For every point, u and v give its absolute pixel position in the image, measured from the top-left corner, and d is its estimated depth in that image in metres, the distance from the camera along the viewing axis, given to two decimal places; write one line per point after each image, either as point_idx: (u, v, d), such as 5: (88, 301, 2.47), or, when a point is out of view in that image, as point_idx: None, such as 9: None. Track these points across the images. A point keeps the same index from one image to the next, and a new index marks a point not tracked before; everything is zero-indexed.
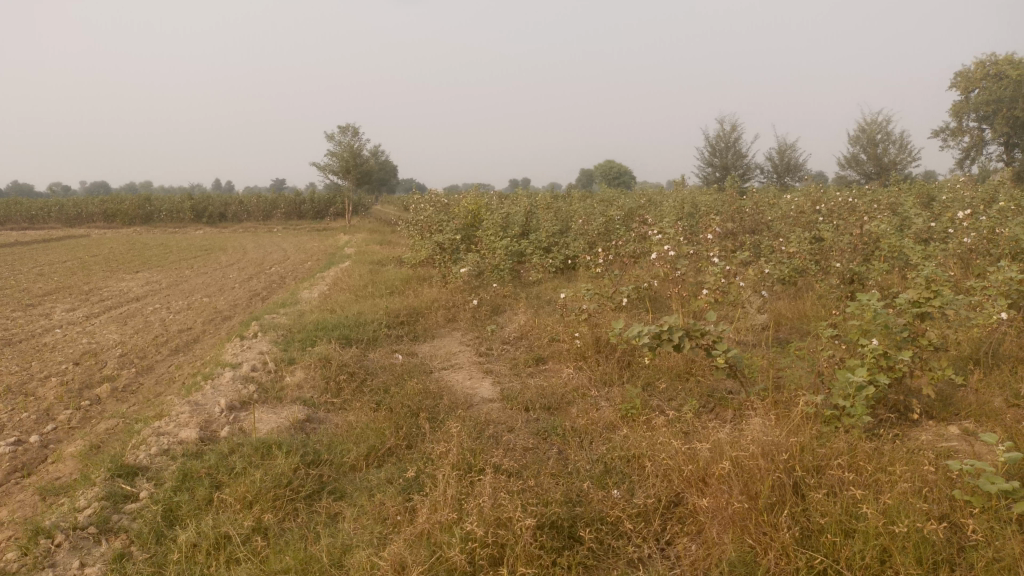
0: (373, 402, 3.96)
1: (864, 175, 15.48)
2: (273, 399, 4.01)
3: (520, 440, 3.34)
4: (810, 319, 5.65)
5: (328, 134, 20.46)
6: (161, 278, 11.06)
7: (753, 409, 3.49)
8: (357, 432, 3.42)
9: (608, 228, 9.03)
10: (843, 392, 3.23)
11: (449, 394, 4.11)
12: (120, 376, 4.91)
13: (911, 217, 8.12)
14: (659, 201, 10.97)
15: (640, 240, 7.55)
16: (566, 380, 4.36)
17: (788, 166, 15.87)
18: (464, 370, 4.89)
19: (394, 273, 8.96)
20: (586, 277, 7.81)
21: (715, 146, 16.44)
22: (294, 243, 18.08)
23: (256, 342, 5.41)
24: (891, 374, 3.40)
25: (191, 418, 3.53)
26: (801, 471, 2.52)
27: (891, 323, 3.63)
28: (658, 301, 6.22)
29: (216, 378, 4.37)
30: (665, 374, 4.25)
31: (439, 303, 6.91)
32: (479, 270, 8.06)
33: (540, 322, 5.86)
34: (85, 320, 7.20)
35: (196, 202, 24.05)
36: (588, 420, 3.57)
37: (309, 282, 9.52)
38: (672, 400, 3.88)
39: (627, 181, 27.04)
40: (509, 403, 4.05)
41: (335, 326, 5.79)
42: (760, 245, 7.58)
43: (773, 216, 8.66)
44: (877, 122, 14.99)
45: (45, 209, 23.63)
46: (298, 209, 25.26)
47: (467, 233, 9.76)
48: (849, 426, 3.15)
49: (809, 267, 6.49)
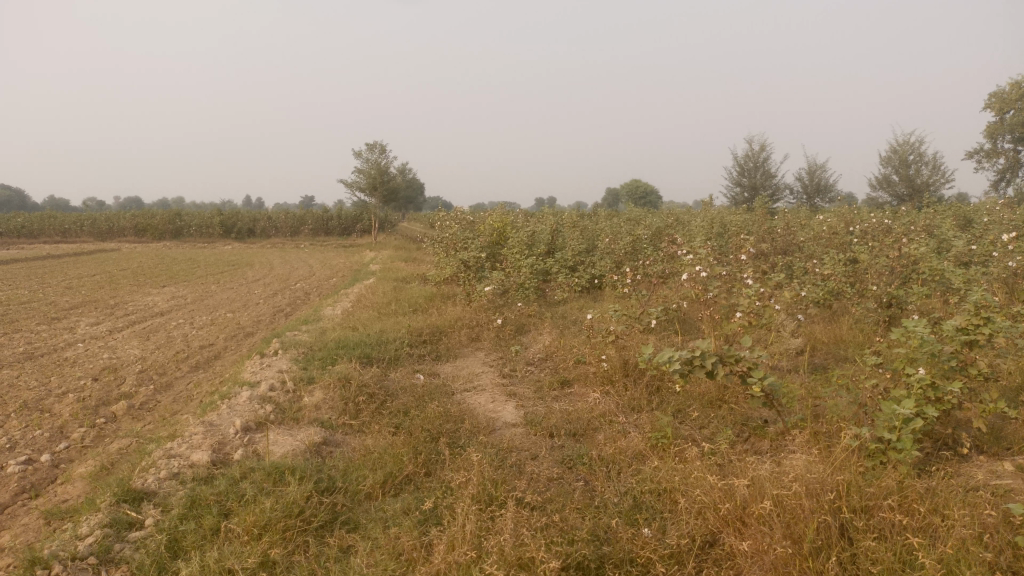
0: (392, 426, 3.82)
1: (896, 196, 15.16)
2: (290, 421, 3.89)
3: (544, 469, 3.18)
4: (847, 345, 5.43)
5: (355, 151, 20.53)
6: (187, 293, 11.05)
7: (792, 442, 3.29)
8: (375, 458, 3.28)
9: (636, 247, 8.87)
10: (887, 424, 3.04)
11: (471, 418, 3.96)
12: (138, 393, 4.82)
13: (949, 239, 7.86)
14: (688, 221, 10.77)
15: (669, 260, 7.37)
16: (593, 405, 4.19)
17: (818, 187, 15.58)
18: (487, 393, 4.74)
19: (418, 291, 8.87)
20: (613, 298, 7.64)
21: (744, 165, 16.24)
22: (320, 259, 18.12)
23: (276, 360, 5.31)
24: (939, 406, 3.20)
25: (204, 439, 3.41)
26: (847, 514, 2.34)
27: (939, 351, 3.43)
28: (687, 323, 6.04)
29: (233, 397, 4.26)
30: (696, 402, 4.07)
31: (463, 321, 6.79)
32: (503, 289, 7.94)
33: (566, 343, 5.70)
34: (107, 335, 7.16)
35: (225, 217, 24.24)
36: (615, 448, 3.40)
37: (333, 298, 9.44)
38: (704, 429, 3.70)
39: (654, 201, 26.82)
40: (533, 428, 3.89)
41: (357, 345, 5.68)
42: (793, 266, 7.37)
43: (805, 236, 8.44)
44: (910, 143, 14.68)
45: (77, 223, 23.99)
46: (325, 226, 25.34)
47: (493, 252, 9.65)
48: (895, 461, 2.95)
49: (845, 289, 6.28)
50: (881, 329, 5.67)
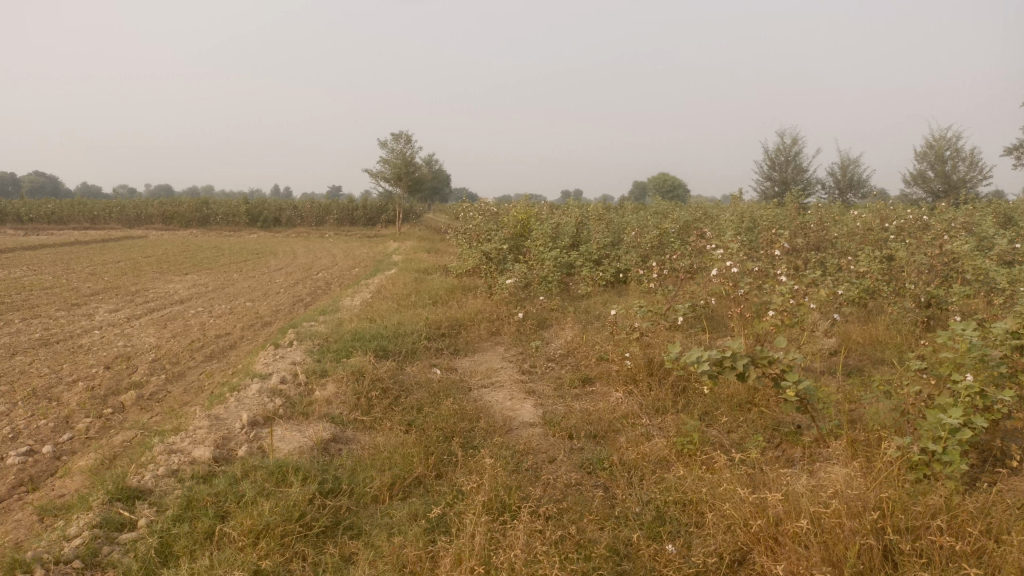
0: (405, 423, 3.67)
1: (931, 192, 14.72)
2: (298, 415, 3.74)
3: (562, 474, 3.01)
4: (883, 347, 5.18)
5: (381, 142, 20.42)
6: (209, 280, 11.01)
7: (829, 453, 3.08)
8: (385, 457, 3.13)
9: (662, 241, 8.63)
10: (932, 435, 2.84)
11: (487, 417, 3.80)
12: (148, 383, 4.71)
13: (991, 237, 7.53)
14: (716, 215, 10.50)
15: (697, 255, 7.13)
16: (615, 405, 4.01)
17: (851, 182, 15.19)
18: (505, 390, 4.58)
19: (439, 282, 8.72)
20: (639, 293, 7.43)
21: (775, 160, 15.88)
22: (343, 249, 18.04)
23: (290, 351, 5.18)
24: (989, 415, 2.98)
25: (209, 434, 3.27)
26: (892, 536, 2.14)
27: (988, 357, 3.20)
28: (715, 321, 5.82)
29: (242, 389, 4.13)
30: (724, 404, 3.87)
31: (483, 314, 6.62)
32: (526, 282, 7.76)
33: (588, 339, 5.51)
34: (125, 322, 7.10)
35: (252, 206, 24.29)
36: (638, 452, 3.22)
37: (353, 289, 9.33)
38: (732, 435, 3.51)
39: (682, 195, 26.43)
40: (551, 429, 3.72)
41: (373, 337, 5.53)
42: (827, 262, 7.10)
43: (839, 232, 8.15)
44: (947, 138, 14.23)
45: (107, 210, 24.20)
46: (350, 216, 25.28)
47: (516, 244, 9.47)
48: (941, 475, 2.74)
49: (881, 287, 6.02)
50: (919, 330, 5.42)
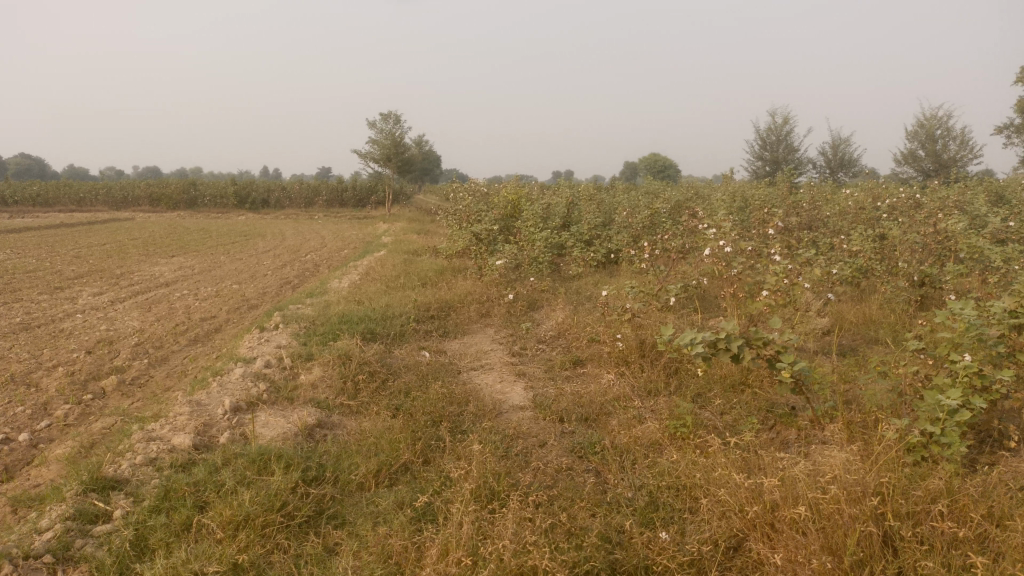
0: (392, 407, 3.59)
1: (922, 171, 14.67)
2: (283, 400, 3.65)
3: (553, 459, 2.94)
4: (877, 327, 5.13)
5: (369, 122, 20.20)
6: (196, 262, 10.87)
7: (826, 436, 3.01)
8: (371, 442, 3.05)
9: (654, 220, 8.55)
10: (930, 416, 2.79)
11: (476, 400, 3.73)
12: (130, 368, 4.61)
13: (984, 216, 7.48)
14: (708, 194, 10.42)
15: (689, 235, 7.05)
16: (607, 387, 3.94)
17: (842, 161, 15.12)
18: (495, 372, 4.50)
19: (429, 264, 8.62)
20: (630, 274, 7.35)
21: (766, 139, 15.78)
22: (333, 230, 17.89)
23: (276, 335, 5.08)
24: (987, 395, 2.92)
25: (189, 420, 3.18)
26: (893, 522, 2.08)
27: (986, 336, 3.13)
28: (707, 302, 5.77)
29: (226, 373, 4.03)
30: (717, 386, 3.81)
31: (473, 296, 6.53)
32: (516, 263, 7.67)
33: (579, 320, 5.43)
34: (109, 306, 6.97)
35: (240, 188, 24.04)
36: (630, 436, 3.15)
37: (341, 271, 9.22)
38: (725, 416, 3.45)
39: (673, 175, 26.33)
40: (542, 412, 3.65)
41: (361, 319, 5.44)
42: (819, 242, 7.03)
43: (831, 211, 8.08)
44: (938, 117, 14.16)
45: (92, 192, 23.92)
46: (340, 198, 25.07)
47: (506, 225, 9.37)
48: (939, 458, 2.68)
49: (875, 266, 5.95)
50: (913, 309, 5.37)
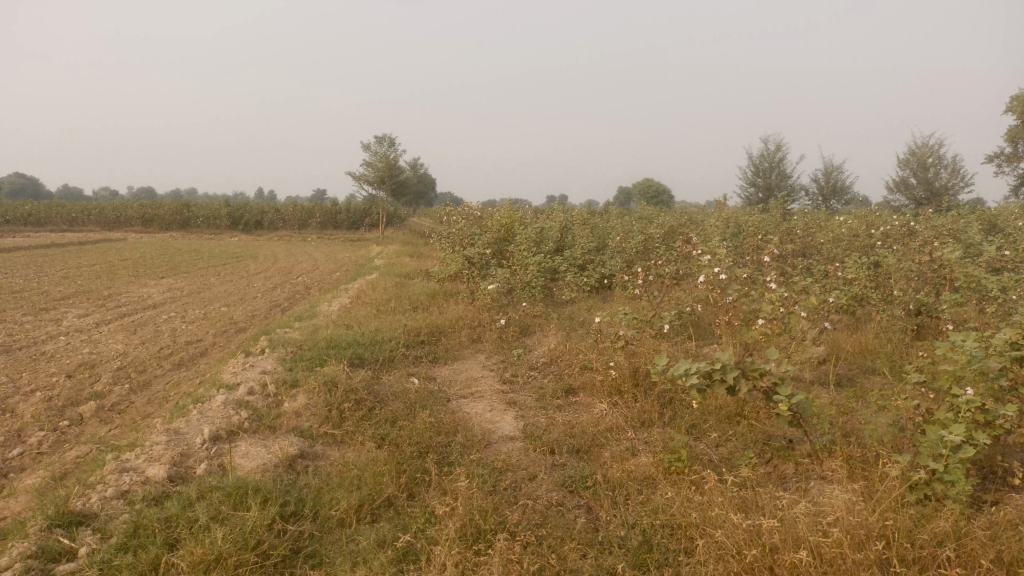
0: (378, 437, 3.48)
1: (914, 200, 14.68)
2: (265, 428, 3.54)
3: (543, 495, 2.84)
4: (874, 357, 5.05)
5: (363, 144, 20.20)
6: (186, 284, 10.75)
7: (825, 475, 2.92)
8: (356, 474, 2.94)
9: (648, 246, 8.51)
10: (932, 452, 2.71)
11: (465, 430, 3.62)
12: (110, 394, 4.48)
13: (978, 244, 7.45)
14: (701, 220, 10.39)
15: (683, 260, 6.99)
16: (599, 417, 3.85)
17: (835, 189, 15.15)
18: (485, 400, 4.39)
19: (420, 287, 8.52)
20: (624, 299, 7.28)
21: (759, 165, 15.82)
22: (325, 253, 17.78)
23: (262, 360, 4.96)
24: (990, 431, 2.83)
25: (166, 449, 3.06)
26: (898, 568, 1.99)
27: (988, 369, 3.05)
28: (701, 329, 5.69)
29: (207, 400, 3.91)
30: (712, 417, 3.72)
31: (464, 321, 6.44)
32: (508, 287, 7.59)
33: (572, 347, 5.34)
34: (94, 328, 6.84)
35: (233, 209, 23.94)
36: (623, 470, 3.05)
37: (332, 294, 9.11)
38: (721, 449, 3.35)
39: (666, 201, 26.38)
40: (532, 443, 3.54)
41: (349, 344, 5.33)
42: (814, 268, 6.97)
43: (825, 238, 8.04)
44: (930, 145, 14.22)
45: (85, 212, 23.81)
46: (334, 220, 25.01)
47: (499, 248, 9.30)
48: (942, 496, 2.59)
49: (870, 295, 5.89)
50: (909, 339, 5.29)
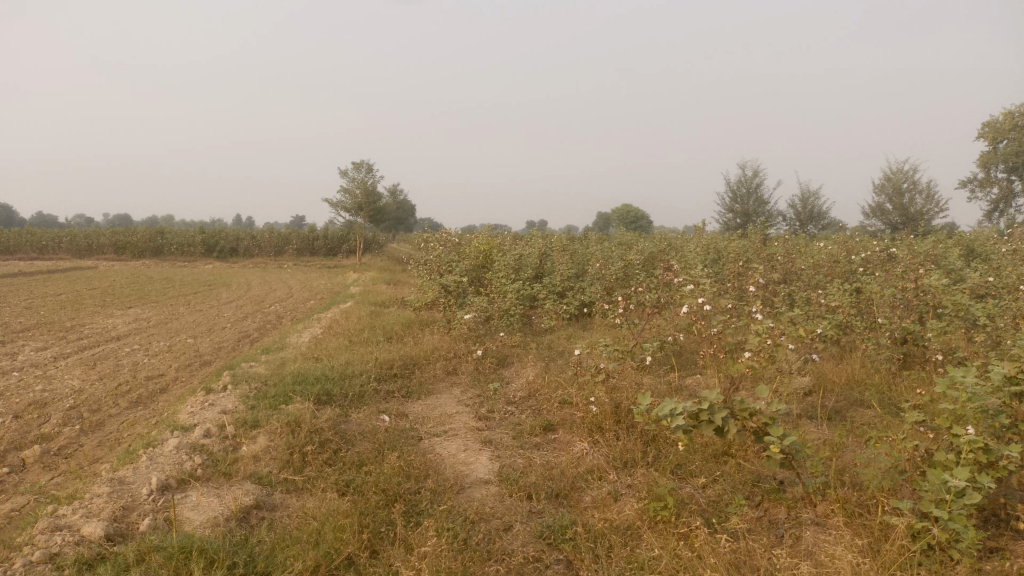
0: (342, 484, 3.24)
1: (889, 225, 14.70)
2: (219, 476, 3.29)
3: (519, 550, 2.63)
4: (861, 388, 4.88)
5: (340, 171, 19.99)
6: (153, 315, 10.41)
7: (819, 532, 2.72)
8: (315, 529, 2.72)
9: (628, 272, 8.35)
10: (934, 498, 2.53)
11: (436, 474, 3.40)
12: (58, 436, 4.18)
13: (960, 270, 7.35)
14: (681, 246, 10.27)
15: (664, 287, 6.81)
16: (579, 459, 3.63)
17: (811, 214, 15.15)
18: (459, 439, 4.16)
19: (395, 316, 8.28)
20: (604, 328, 7.09)
21: (736, 191, 15.80)
22: (300, 280, 17.47)
23: (223, 397, 4.69)
24: (994, 473, 2.65)
25: (106, 502, 2.80)
26: None
27: (988, 405, 2.87)
28: (684, 360, 5.51)
29: (160, 444, 3.64)
30: (698, 456, 3.52)
31: (439, 352, 6.21)
32: (486, 316, 7.38)
33: (550, 380, 5.13)
34: (50, 363, 6.52)
35: (208, 235, 23.56)
36: (604, 519, 2.84)
37: (304, 324, 8.84)
38: (708, 493, 3.16)
39: (644, 226, 26.40)
40: (507, 487, 3.32)
41: (317, 379, 5.07)
42: (796, 295, 6.83)
43: (806, 263, 7.91)
44: (904, 170, 14.28)
45: (55, 239, 23.32)
46: (311, 246, 24.72)
47: (477, 276, 9.10)
48: (946, 546, 2.42)
49: (855, 323, 5.73)
50: (896, 368, 5.13)
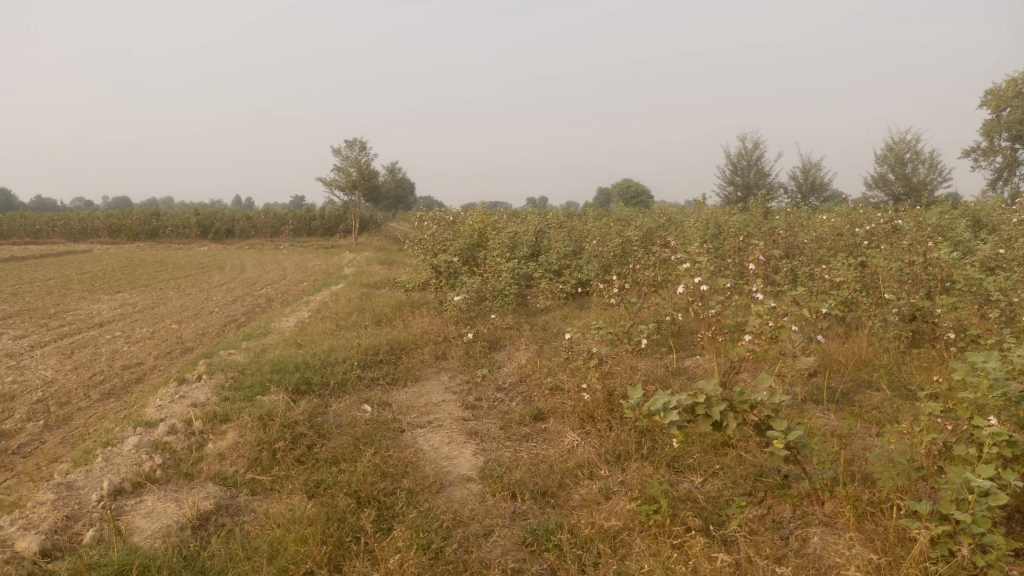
0: (311, 484, 3.01)
1: (892, 196, 14.38)
2: (179, 477, 3.05)
3: (498, 561, 2.41)
4: (868, 369, 4.63)
5: (334, 149, 19.62)
6: (140, 299, 10.15)
7: (830, 539, 2.49)
8: (275, 540, 2.49)
9: (625, 249, 8.08)
10: (955, 497, 2.28)
11: (415, 472, 3.17)
12: (19, 433, 3.95)
13: (968, 242, 7.06)
14: (680, 221, 9.98)
15: (662, 264, 6.54)
16: (569, 453, 3.40)
17: (813, 186, 14.84)
18: (444, 431, 3.93)
19: (387, 298, 8.04)
20: (600, 309, 6.83)
21: (737, 164, 15.48)
22: (296, 261, 17.19)
23: (196, 389, 4.45)
24: (1019, 467, 2.39)
25: (48, 511, 2.58)
26: None
27: (1010, 393, 2.61)
28: (682, 340, 5.26)
29: (120, 443, 3.41)
30: (697, 448, 3.28)
31: (428, 335, 5.96)
32: (478, 297, 7.12)
33: (542, 365, 4.88)
34: (26, 352, 6.28)
35: (203, 217, 23.27)
36: (593, 523, 2.62)
37: (293, 307, 8.60)
38: (707, 489, 2.93)
39: (645, 201, 26.03)
40: (490, 484, 3.09)
41: (296, 368, 4.83)
42: (799, 271, 6.56)
43: (809, 237, 7.64)
44: (906, 140, 13.94)
45: (49, 223, 23.05)
46: (308, 226, 24.45)
47: (470, 255, 8.84)
48: (971, 552, 2.18)
49: (861, 299, 5.45)
50: (904, 347, 4.85)
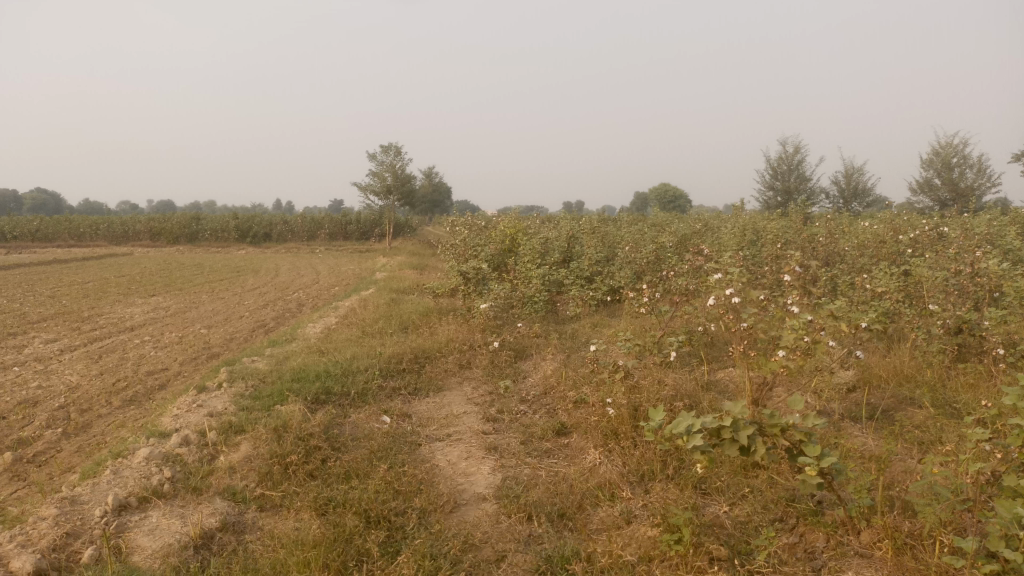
0: (321, 501, 2.91)
1: (938, 202, 13.93)
2: (187, 492, 2.98)
3: None
4: (911, 385, 4.40)
5: (369, 155, 19.68)
6: (174, 303, 10.21)
7: None
8: (277, 562, 2.40)
9: (659, 255, 7.89)
10: (1004, 533, 2.09)
11: (428, 489, 3.05)
12: (37, 441, 3.93)
13: (1019, 250, 6.73)
14: (717, 227, 9.75)
15: (695, 272, 6.35)
16: (591, 472, 3.25)
17: (855, 191, 14.45)
18: (463, 445, 3.80)
19: (415, 305, 7.96)
20: (630, 317, 6.65)
21: (777, 168, 15.14)
22: (330, 265, 17.25)
23: (215, 398, 4.39)
24: None
25: (49, 528, 2.52)
26: None
27: None
28: (714, 352, 5.07)
29: (132, 454, 3.35)
30: (725, 469, 3.10)
31: (453, 343, 5.85)
32: (507, 304, 7.00)
33: (567, 376, 4.74)
34: (56, 357, 6.31)
35: (241, 221, 23.51)
36: (611, 552, 2.47)
37: (322, 312, 8.57)
38: (735, 515, 2.75)
39: (683, 206, 25.69)
40: (506, 504, 2.96)
41: (317, 376, 4.75)
42: (839, 280, 6.31)
43: (850, 244, 7.36)
44: (953, 144, 13.50)
45: (93, 226, 23.47)
46: (344, 230, 24.58)
47: (500, 261, 8.73)
48: None
49: (903, 310, 5.20)
50: (950, 361, 4.60)
